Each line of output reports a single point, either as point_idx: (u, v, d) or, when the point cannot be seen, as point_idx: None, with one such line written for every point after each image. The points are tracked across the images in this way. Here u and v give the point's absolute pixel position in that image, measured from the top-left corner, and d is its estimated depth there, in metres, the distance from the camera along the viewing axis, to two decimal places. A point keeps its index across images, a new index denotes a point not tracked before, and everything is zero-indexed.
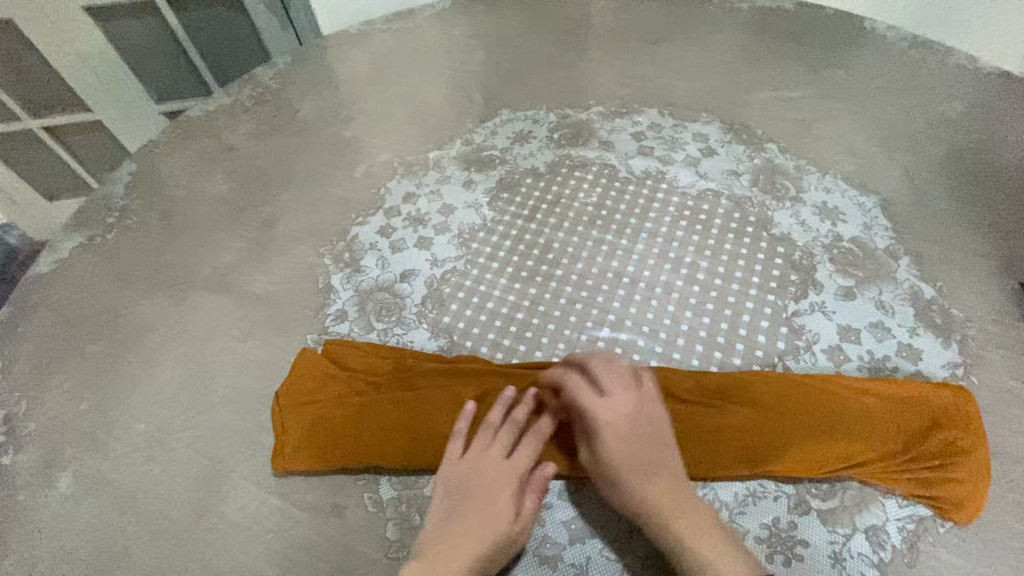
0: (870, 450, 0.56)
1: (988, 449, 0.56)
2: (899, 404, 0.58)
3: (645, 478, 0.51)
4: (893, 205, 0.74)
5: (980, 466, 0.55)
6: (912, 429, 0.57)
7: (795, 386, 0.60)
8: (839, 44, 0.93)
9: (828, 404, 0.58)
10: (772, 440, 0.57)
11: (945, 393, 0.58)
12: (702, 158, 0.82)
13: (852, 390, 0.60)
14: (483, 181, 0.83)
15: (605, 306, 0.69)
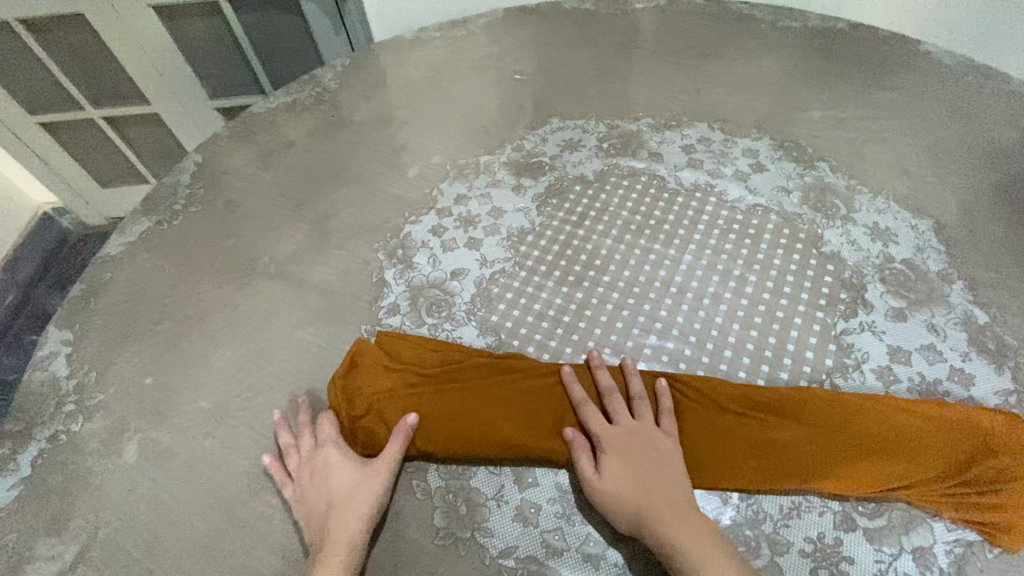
0: (919, 471, 0.55)
1: None
2: (949, 427, 0.57)
3: (656, 487, 0.55)
4: (946, 229, 0.75)
5: None
6: (962, 453, 0.56)
7: (841, 403, 0.59)
8: (884, 73, 0.97)
9: (877, 424, 0.58)
10: (819, 455, 0.57)
11: (996, 418, 0.57)
12: (751, 174, 0.84)
13: (901, 410, 0.58)
14: (533, 186, 0.86)
15: (651, 314, 0.70)
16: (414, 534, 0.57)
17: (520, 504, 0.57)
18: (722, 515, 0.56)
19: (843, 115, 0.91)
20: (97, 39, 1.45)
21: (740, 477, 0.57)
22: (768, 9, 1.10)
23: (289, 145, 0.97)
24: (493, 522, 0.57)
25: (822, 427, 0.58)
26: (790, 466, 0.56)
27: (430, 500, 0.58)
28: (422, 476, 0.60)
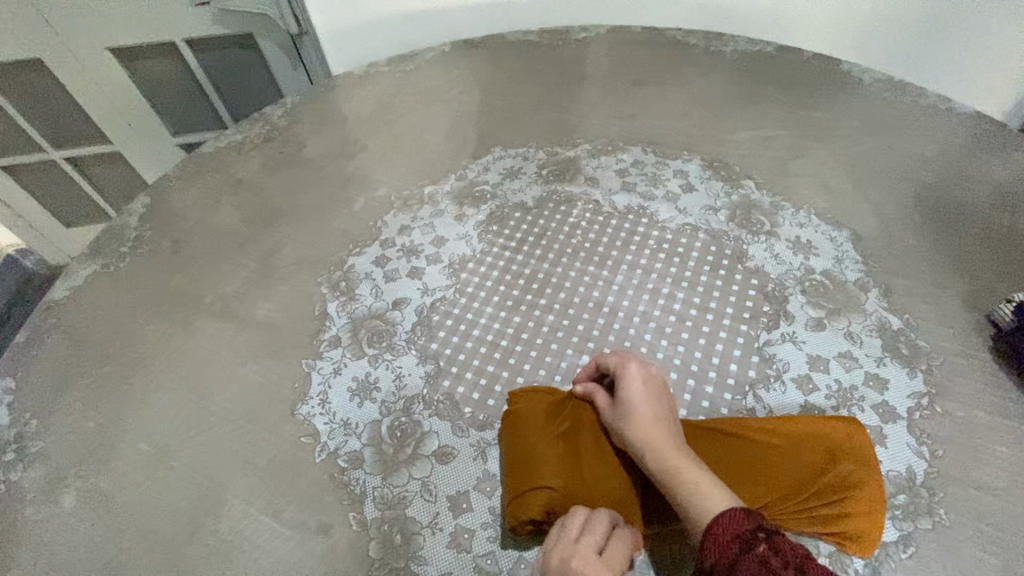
0: (809, 497, 0.56)
1: (915, 484, 0.58)
2: (828, 449, 0.58)
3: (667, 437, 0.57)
4: (863, 240, 0.79)
5: (915, 507, 0.57)
6: (844, 474, 0.57)
7: (740, 432, 0.60)
8: (809, 91, 1.03)
9: (776, 452, 0.58)
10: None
11: (863, 436, 0.60)
12: (682, 194, 0.88)
13: (786, 439, 0.59)
14: (475, 214, 0.89)
15: (585, 334, 0.72)
16: (350, 566, 0.57)
17: (454, 531, 0.58)
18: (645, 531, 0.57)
19: (771, 134, 0.96)
20: (56, 84, 1.46)
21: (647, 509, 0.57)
22: (701, 35, 1.15)
23: (237, 183, 0.98)
24: (426, 550, 0.57)
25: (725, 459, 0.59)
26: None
27: (366, 532, 0.59)
28: (358, 508, 0.60)
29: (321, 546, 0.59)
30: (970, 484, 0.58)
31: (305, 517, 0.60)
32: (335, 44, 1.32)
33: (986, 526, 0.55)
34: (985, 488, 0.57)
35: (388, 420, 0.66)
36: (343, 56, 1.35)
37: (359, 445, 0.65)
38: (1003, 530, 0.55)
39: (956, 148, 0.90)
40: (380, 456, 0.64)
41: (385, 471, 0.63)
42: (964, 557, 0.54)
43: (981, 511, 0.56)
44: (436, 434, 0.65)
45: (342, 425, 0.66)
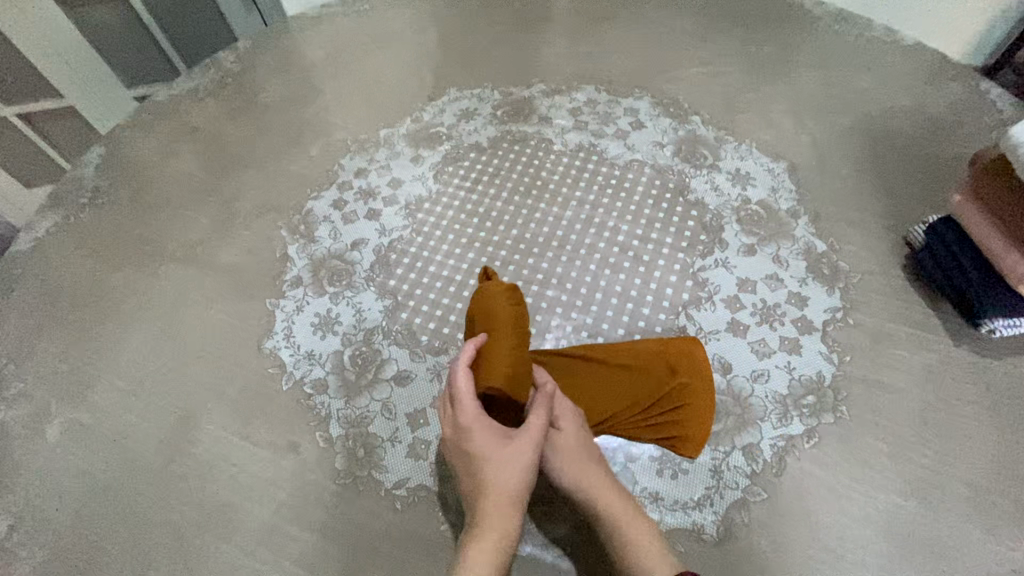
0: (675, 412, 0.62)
1: (824, 385, 0.65)
2: (691, 370, 0.64)
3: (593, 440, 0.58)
4: (799, 170, 0.83)
5: (821, 405, 0.64)
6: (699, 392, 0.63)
7: (617, 353, 0.66)
8: (761, 26, 1.04)
9: (647, 370, 0.64)
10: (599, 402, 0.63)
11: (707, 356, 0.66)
12: (631, 131, 0.90)
13: (658, 361, 0.65)
14: (431, 156, 0.90)
15: (534, 267, 0.77)
16: (319, 477, 0.63)
17: (412, 442, 0.64)
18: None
19: (720, 70, 0.98)
20: None
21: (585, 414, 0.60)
22: None
23: (193, 131, 0.98)
24: (387, 460, 0.63)
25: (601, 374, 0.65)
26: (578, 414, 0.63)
27: (332, 447, 0.65)
28: (324, 428, 0.66)
29: (291, 461, 0.64)
30: (871, 383, 0.65)
31: (276, 438, 0.66)
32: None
33: (881, 418, 0.63)
34: (884, 387, 0.65)
35: (350, 350, 0.71)
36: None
37: (323, 373, 0.69)
38: (895, 420, 0.63)
39: (893, 80, 0.94)
40: (343, 382, 0.69)
41: (349, 394, 0.68)
42: (860, 444, 0.62)
43: (879, 406, 0.64)
44: (394, 360, 0.70)
45: (307, 357, 0.71)
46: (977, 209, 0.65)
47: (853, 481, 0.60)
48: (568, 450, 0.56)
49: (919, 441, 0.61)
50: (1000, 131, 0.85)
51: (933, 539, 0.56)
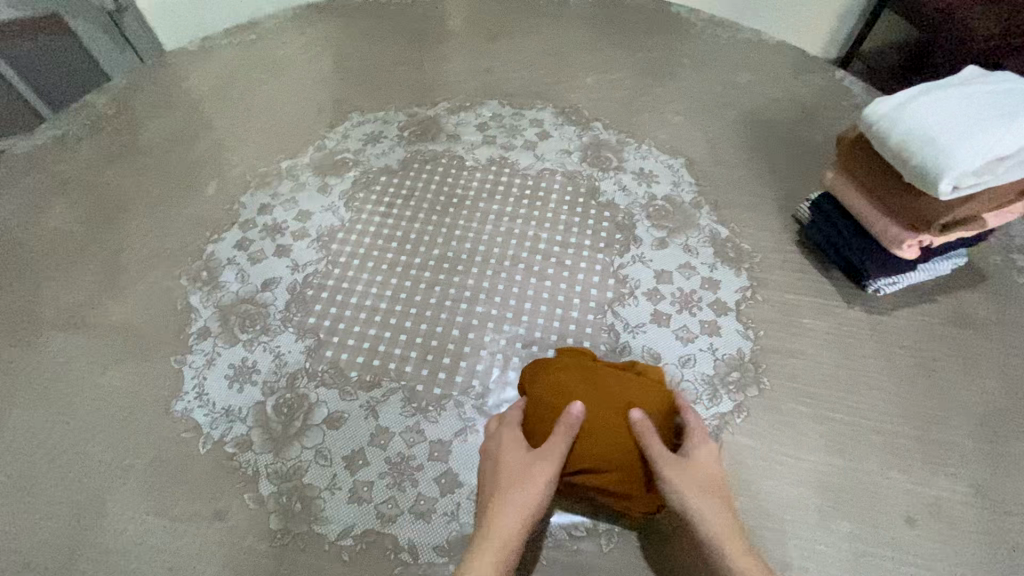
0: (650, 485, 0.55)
1: (745, 361, 0.69)
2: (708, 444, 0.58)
3: (715, 475, 0.54)
4: (695, 163, 0.89)
5: (746, 381, 0.67)
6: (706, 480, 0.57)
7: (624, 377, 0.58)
8: (641, 36, 1.11)
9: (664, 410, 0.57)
10: (607, 453, 0.53)
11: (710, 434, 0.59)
12: (539, 142, 0.92)
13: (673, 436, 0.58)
14: (339, 184, 0.86)
15: (461, 285, 0.76)
16: (253, 542, 0.58)
17: (353, 486, 0.60)
18: None
19: (613, 77, 1.03)
20: None
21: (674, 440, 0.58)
22: None
23: (64, 183, 0.88)
24: (328, 510, 0.59)
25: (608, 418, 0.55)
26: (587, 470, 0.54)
27: (264, 507, 0.59)
28: (253, 488, 0.60)
29: (217, 531, 0.58)
30: (784, 353, 0.70)
31: (198, 508, 0.60)
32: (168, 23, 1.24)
33: (797, 383, 0.68)
34: (795, 354, 0.70)
35: (273, 399, 0.66)
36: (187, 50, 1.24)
37: (245, 429, 0.64)
38: (809, 384, 0.68)
39: (765, 74, 1.03)
40: (269, 435, 0.64)
41: (277, 447, 0.63)
42: (784, 412, 0.66)
43: (794, 373, 0.68)
44: (324, 403, 0.66)
45: (225, 414, 0.65)
46: (876, 204, 0.68)
47: (783, 449, 0.63)
48: (714, 491, 0.52)
49: (833, 400, 0.67)
50: (856, 113, 0.96)
51: (856, 490, 0.61)
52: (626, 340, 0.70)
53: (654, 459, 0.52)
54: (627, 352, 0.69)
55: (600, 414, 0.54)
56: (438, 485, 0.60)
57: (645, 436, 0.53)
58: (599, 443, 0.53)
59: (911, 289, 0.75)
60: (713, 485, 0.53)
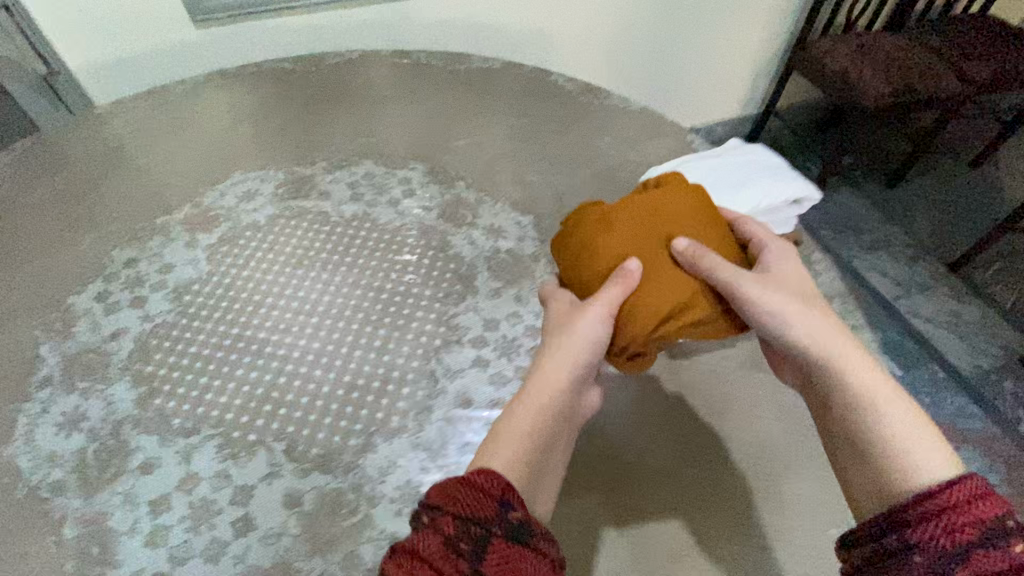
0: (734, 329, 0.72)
1: None
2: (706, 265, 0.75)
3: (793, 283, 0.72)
4: (543, 220, 0.96)
5: None
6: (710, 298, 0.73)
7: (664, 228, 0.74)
8: (520, 100, 1.21)
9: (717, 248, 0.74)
10: (660, 300, 0.69)
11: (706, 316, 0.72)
12: (403, 199, 0.99)
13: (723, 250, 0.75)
14: (206, 239, 0.92)
15: (298, 334, 0.80)
16: None
17: (152, 529, 0.63)
18: (292, 487, 0.66)
19: (486, 139, 1.12)
20: None
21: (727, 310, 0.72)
22: (444, 59, 1.32)
23: None
24: (122, 554, 0.62)
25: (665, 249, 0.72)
26: (651, 319, 0.68)
27: (62, 552, 0.62)
28: (56, 532, 0.63)
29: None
30: None
31: None
32: (98, 81, 1.37)
33: None
34: None
35: (95, 445, 0.70)
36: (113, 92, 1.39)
37: (62, 474, 0.67)
38: None
39: (624, 137, 1.12)
40: (83, 480, 0.67)
41: (89, 491, 0.66)
42: None
43: None
44: (142, 448, 0.69)
45: (46, 459, 0.68)
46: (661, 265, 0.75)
47: None
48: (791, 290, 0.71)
49: None
50: None
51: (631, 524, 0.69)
52: (442, 384, 0.74)
53: (732, 277, 0.68)
54: (442, 395, 0.73)
55: (682, 280, 0.70)
56: (232, 530, 0.63)
57: (697, 254, 0.70)
58: (650, 293, 0.69)
59: (718, 335, 0.82)
60: (802, 299, 0.70)
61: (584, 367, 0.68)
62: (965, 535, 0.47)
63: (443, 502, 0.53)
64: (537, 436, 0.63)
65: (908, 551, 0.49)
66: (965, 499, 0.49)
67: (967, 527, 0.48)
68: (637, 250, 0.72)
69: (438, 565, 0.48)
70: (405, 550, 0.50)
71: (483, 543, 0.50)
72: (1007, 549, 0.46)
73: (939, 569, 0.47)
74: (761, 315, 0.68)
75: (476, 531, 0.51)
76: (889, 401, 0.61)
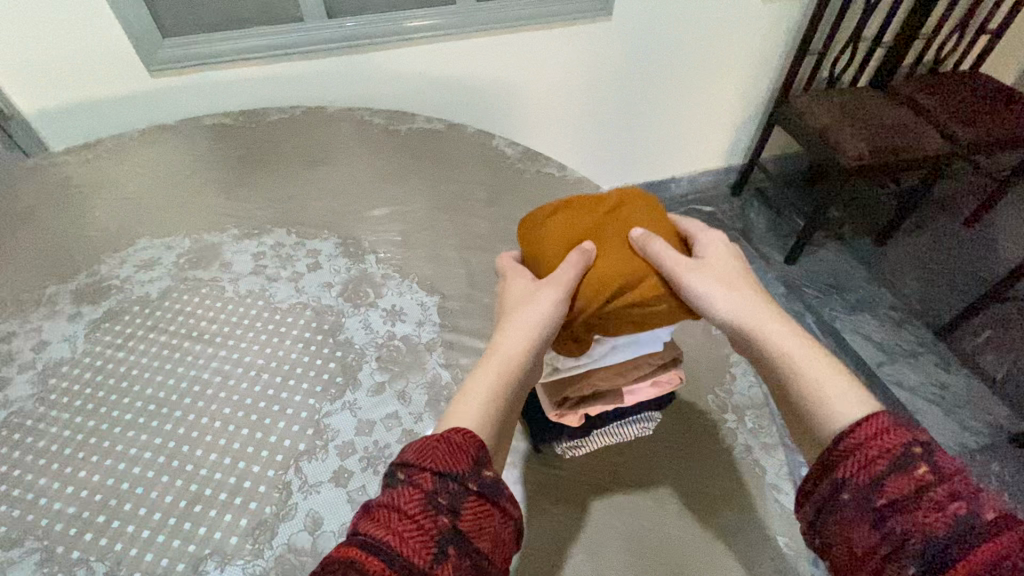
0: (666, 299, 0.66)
1: None
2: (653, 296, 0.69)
3: (757, 308, 0.67)
4: (448, 302, 0.91)
5: None
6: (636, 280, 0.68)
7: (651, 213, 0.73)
8: (453, 163, 1.17)
9: (670, 235, 0.71)
10: (610, 280, 0.65)
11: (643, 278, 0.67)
12: (305, 274, 0.95)
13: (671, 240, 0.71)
14: (91, 312, 0.88)
15: (156, 430, 0.74)
16: None
17: None
18: None
19: (408, 208, 1.07)
20: None
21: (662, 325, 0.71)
22: (385, 117, 1.27)
23: None
24: None
25: (621, 239, 0.69)
26: (602, 288, 0.65)
27: None
28: None
29: None
30: None
31: None
32: (57, 130, 1.37)
33: None
34: None
35: None
36: (65, 137, 1.39)
37: None
38: None
39: None
40: None
41: None
42: None
43: None
44: None
45: None
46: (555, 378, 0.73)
47: None
48: (726, 279, 0.68)
49: None
50: None
51: None
52: (295, 501, 0.68)
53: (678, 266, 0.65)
54: (291, 515, 0.67)
55: (610, 254, 0.67)
56: None
57: (651, 242, 0.67)
58: (613, 258, 0.67)
59: (610, 451, 0.76)
60: (756, 298, 0.68)
61: (533, 364, 0.65)
62: (886, 480, 0.49)
63: (415, 460, 0.52)
64: (495, 402, 0.61)
65: (839, 492, 0.51)
66: (875, 436, 0.51)
67: (875, 464, 0.49)
68: (596, 234, 0.70)
69: (400, 525, 0.48)
70: (374, 508, 0.49)
71: (455, 497, 0.50)
72: (913, 474, 0.48)
73: (866, 508, 0.49)
74: (712, 287, 0.65)
75: (452, 488, 0.50)
76: (828, 380, 0.58)
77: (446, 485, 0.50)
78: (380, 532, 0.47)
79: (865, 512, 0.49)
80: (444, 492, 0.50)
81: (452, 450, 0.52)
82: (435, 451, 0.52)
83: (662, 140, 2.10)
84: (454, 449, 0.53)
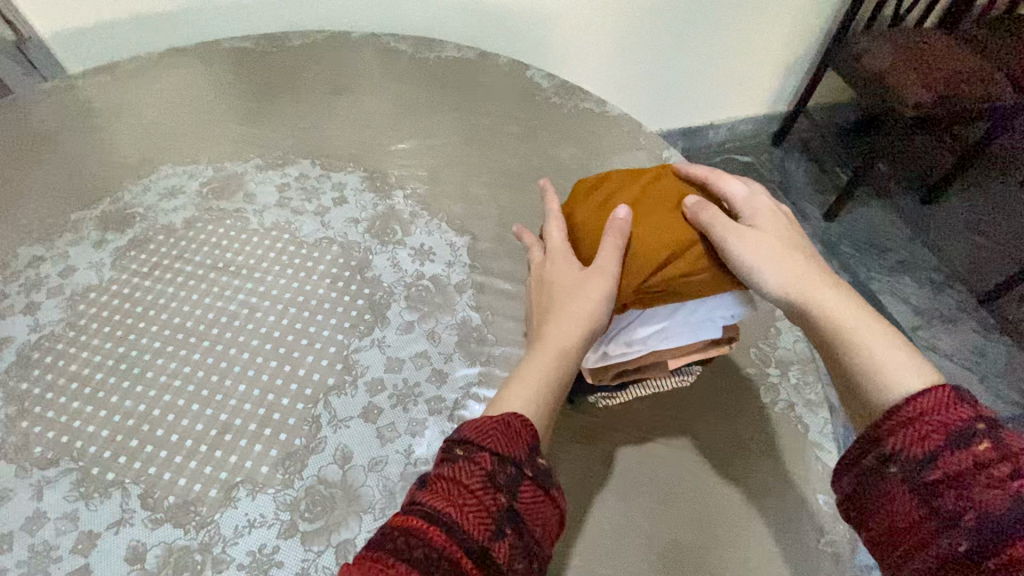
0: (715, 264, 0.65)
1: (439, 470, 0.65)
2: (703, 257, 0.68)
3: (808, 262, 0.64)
4: (478, 243, 0.87)
5: None
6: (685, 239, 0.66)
7: (678, 185, 0.71)
8: (484, 95, 1.09)
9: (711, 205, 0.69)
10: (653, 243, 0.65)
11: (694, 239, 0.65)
12: (331, 208, 0.91)
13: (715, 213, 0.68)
14: (116, 240, 0.86)
15: (185, 358, 0.73)
16: None
17: None
18: (139, 539, 0.61)
19: (436, 141, 1.02)
20: None
21: (715, 298, 0.66)
22: (412, 43, 1.19)
23: None
24: None
25: (666, 209, 0.68)
26: (648, 259, 0.64)
27: None
28: None
29: None
30: None
31: None
32: (77, 54, 1.31)
33: None
34: None
35: None
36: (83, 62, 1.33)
37: None
38: None
39: (588, 148, 1.00)
40: None
41: None
42: None
43: None
44: None
45: None
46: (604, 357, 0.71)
47: None
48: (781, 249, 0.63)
49: None
50: None
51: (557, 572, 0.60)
52: (324, 434, 0.67)
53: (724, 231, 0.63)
54: (320, 448, 0.66)
55: (652, 231, 0.65)
56: None
57: (699, 213, 0.65)
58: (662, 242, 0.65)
59: (644, 400, 0.73)
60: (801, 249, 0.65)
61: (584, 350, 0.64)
62: (940, 454, 0.47)
63: (477, 438, 0.52)
64: (554, 380, 0.60)
65: (887, 462, 0.49)
66: (934, 409, 0.48)
67: (931, 439, 0.47)
68: (638, 207, 0.68)
69: (461, 498, 0.49)
70: (433, 480, 0.50)
71: (512, 480, 0.51)
72: (974, 450, 0.46)
73: (915, 478, 0.47)
74: (765, 257, 0.62)
75: (511, 470, 0.51)
76: (874, 337, 0.55)
77: (504, 466, 0.51)
78: (439, 503, 0.48)
79: (915, 485, 0.47)
80: (499, 472, 0.50)
81: (510, 432, 0.53)
82: (492, 431, 0.53)
83: (707, 81, 1.97)
84: (510, 430, 0.53)
